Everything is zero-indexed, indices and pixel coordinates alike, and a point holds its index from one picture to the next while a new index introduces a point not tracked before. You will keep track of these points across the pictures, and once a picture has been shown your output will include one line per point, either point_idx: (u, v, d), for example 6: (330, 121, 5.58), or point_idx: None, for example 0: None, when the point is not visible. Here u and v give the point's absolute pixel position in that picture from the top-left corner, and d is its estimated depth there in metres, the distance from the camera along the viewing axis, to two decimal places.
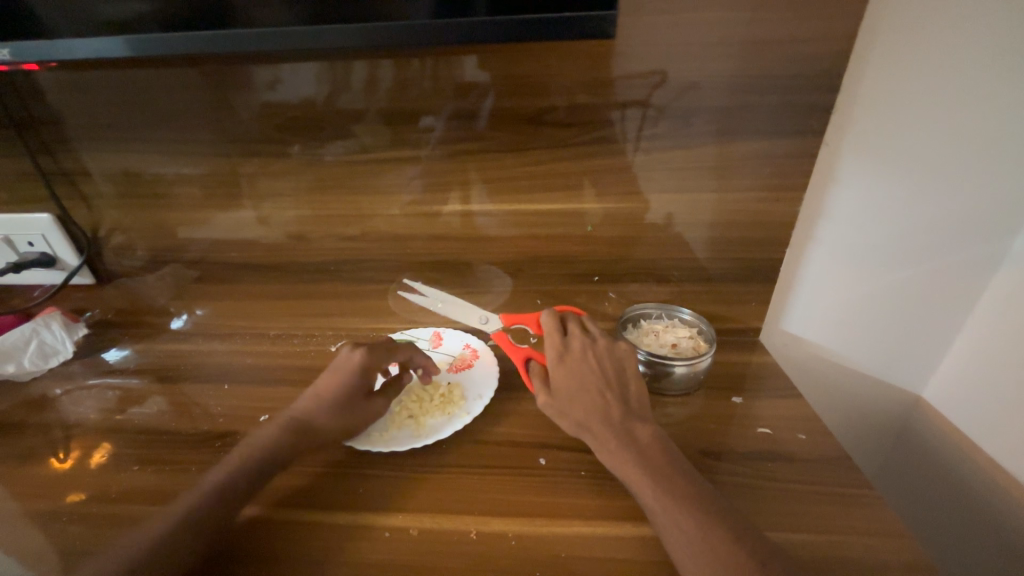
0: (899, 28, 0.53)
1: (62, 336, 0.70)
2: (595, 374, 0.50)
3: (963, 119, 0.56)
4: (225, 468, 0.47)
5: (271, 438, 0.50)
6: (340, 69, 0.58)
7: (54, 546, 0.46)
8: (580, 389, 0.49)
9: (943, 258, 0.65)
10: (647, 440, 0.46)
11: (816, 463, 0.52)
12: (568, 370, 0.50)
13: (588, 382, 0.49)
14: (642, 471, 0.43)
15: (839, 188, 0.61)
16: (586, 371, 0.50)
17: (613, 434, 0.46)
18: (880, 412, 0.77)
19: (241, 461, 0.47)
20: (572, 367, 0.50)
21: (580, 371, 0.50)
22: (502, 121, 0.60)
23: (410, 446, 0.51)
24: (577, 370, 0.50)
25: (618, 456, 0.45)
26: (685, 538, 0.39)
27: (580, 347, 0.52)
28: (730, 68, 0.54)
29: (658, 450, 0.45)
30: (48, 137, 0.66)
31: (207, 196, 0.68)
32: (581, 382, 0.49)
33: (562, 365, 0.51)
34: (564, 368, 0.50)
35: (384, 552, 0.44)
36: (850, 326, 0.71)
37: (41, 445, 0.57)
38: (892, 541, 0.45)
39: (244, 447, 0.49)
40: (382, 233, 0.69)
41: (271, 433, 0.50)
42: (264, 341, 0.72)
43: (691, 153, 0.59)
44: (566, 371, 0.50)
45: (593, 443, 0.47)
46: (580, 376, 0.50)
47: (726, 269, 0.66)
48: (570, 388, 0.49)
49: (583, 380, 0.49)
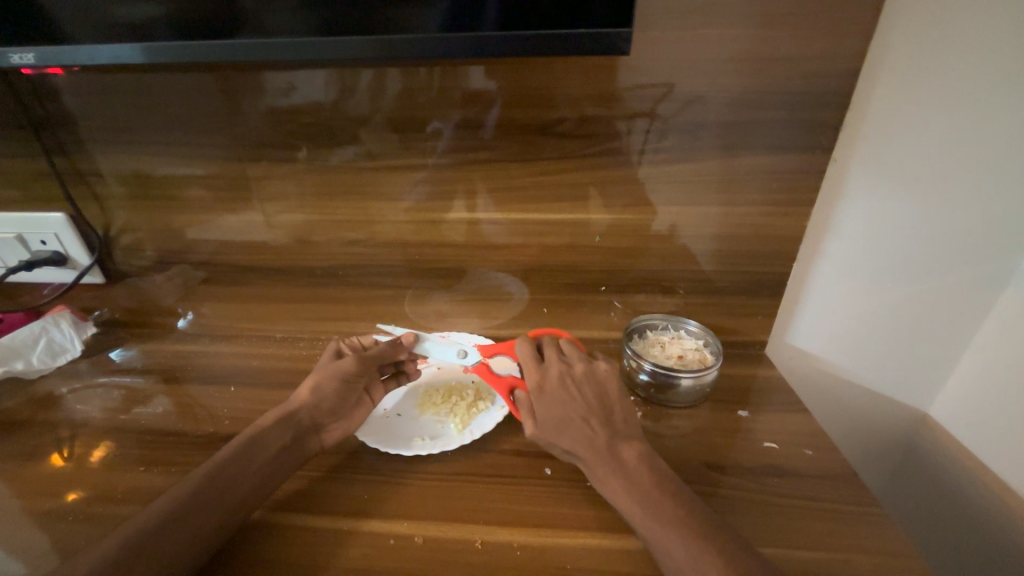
0: (907, 47, 0.53)
1: (71, 334, 0.71)
2: (575, 401, 0.49)
3: (970, 138, 0.57)
4: (222, 467, 0.46)
5: (273, 429, 0.51)
6: (352, 75, 0.59)
7: (56, 545, 0.46)
8: (563, 417, 0.48)
9: (950, 277, 0.65)
10: (633, 463, 0.45)
11: (821, 479, 0.52)
12: (547, 398, 0.50)
13: (569, 410, 0.48)
14: (631, 496, 0.43)
15: (847, 204, 0.61)
16: (566, 399, 0.49)
17: (601, 460, 0.46)
18: (886, 429, 0.77)
19: (239, 457, 0.47)
20: (553, 397, 0.50)
21: (560, 399, 0.49)
22: (510, 131, 0.60)
23: (459, 444, 0.54)
24: (558, 400, 0.49)
25: (608, 482, 0.45)
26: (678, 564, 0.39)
27: (558, 375, 0.51)
28: (738, 83, 0.55)
29: (646, 473, 0.44)
30: (63, 137, 0.67)
31: (218, 199, 0.69)
32: (563, 410, 0.48)
33: (542, 397, 0.50)
34: (545, 398, 0.50)
35: (388, 558, 0.44)
36: (855, 342, 0.71)
37: (46, 443, 0.58)
38: (899, 560, 0.44)
39: (243, 440, 0.49)
40: (389, 239, 0.69)
41: (282, 427, 0.51)
42: (268, 344, 0.73)
43: (698, 166, 0.60)
44: (545, 403, 0.49)
45: (585, 468, 0.47)
46: (561, 405, 0.49)
47: (731, 282, 0.66)
48: (553, 418, 0.48)
49: (564, 407, 0.49)
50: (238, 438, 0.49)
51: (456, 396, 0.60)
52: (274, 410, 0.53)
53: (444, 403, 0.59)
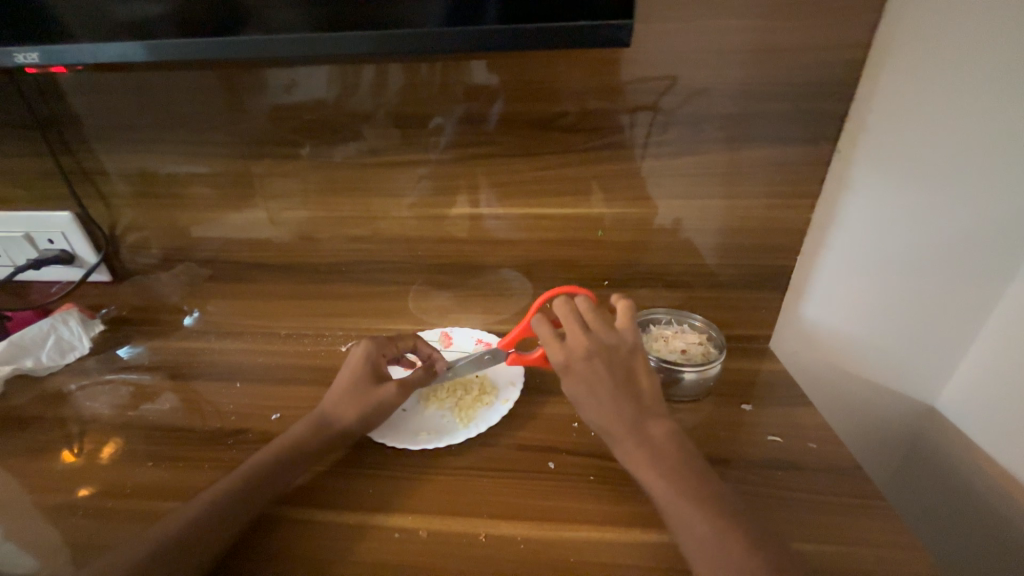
0: (912, 37, 0.52)
1: (79, 332, 0.72)
2: (603, 381, 0.47)
3: (976, 128, 0.56)
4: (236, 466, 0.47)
5: None
6: (353, 70, 0.59)
7: (66, 539, 0.47)
8: (592, 397, 0.47)
9: (957, 269, 0.64)
10: (660, 439, 0.45)
11: (824, 472, 0.52)
12: (575, 379, 0.48)
13: (598, 391, 0.47)
14: (658, 470, 0.44)
15: (851, 196, 0.61)
16: (594, 380, 0.47)
17: (631, 433, 0.46)
18: (891, 425, 0.77)
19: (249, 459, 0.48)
20: (580, 377, 0.48)
21: (588, 379, 0.48)
22: (511, 125, 0.60)
23: (466, 437, 0.54)
24: (586, 380, 0.48)
25: (634, 455, 0.45)
26: (697, 543, 0.40)
27: (584, 354, 0.48)
28: (740, 75, 0.54)
29: (673, 449, 0.45)
30: (68, 136, 0.67)
31: (222, 196, 0.69)
32: (592, 390, 0.47)
33: (570, 376, 0.48)
34: (572, 378, 0.48)
35: (392, 553, 0.44)
36: (861, 334, 0.70)
37: (55, 439, 0.59)
38: (902, 553, 0.44)
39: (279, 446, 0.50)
40: (392, 235, 0.70)
41: (300, 430, 0.52)
42: (274, 341, 0.74)
43: (701, 159, 0.59)
44: (572, 382, 0.48)
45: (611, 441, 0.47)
46: (590, 386, 0.47)
47: (736, 276, 0.66)
48: (584, 397, 0.48)
49: (594, 388, 0.47)
50: (276, 444, 0.51)
51: (461, 391, 0.60)
52: (308, 415, 0.54)
53: (449, 399, 0.59)
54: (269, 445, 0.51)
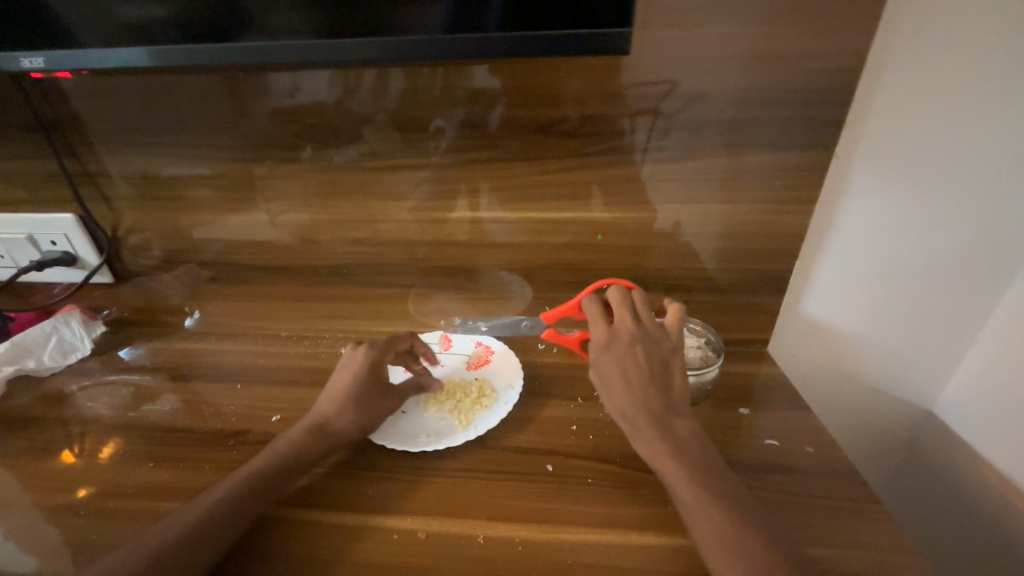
0: (910, 43, 0.53)
1: (81, 333, 0.72)
2: (638, 367, 0.48)
3: (974, 134, 0.56)
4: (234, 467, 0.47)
5: None
6: (355, 74, 0.59)
7: (67, 539, 0.47)
8: (623, 379, 0.48)
9: (956, 273, 0.64)
10: (684, 434, 0.46)
11: (821, 475, 0.52)
12: (612, 359, 0.49)
13: (630, 375, 0.48)
14: (676, 466, 0.44)
15: (850, 200, 0.61)
16: (630, 364, 0.49)
17: (654, 425, 0.46)
18: (889, 430, 0.77)
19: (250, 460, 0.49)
20: (617, 357, 0.49)
21: (624, 362, 0.49)
22: (512, 129, 0.61)
23: (464, 438, 0.54)
24: (623, 363, 0.49)
25: (654, 448, 0.46)
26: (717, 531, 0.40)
27: (627, 338, 0.50)
28: (739, 81, 0.55)
29: (695, 444, 0.46)
30: (73, 138, 0.68)
31: (224, 199, 0.70)
32: (625, 373, 0.49)
33: (608, 355, 0.50)
34: (609, 357, 0.50)
35: (391, 555, 0.45)
36: (859, 338, 0.70)
37: (57, 440, 0.59)
38: (899, 556, 0.44)
39: (277, 449, 0.51)
40: (393, 237, 0.70)
41: (300, 432, 0.52)
42: (275, 342, 0.75)
43: (700, 164, 0.60)
44: (608, 361, 0.50)
45: (632, 430, 0.48)
46: (624, 368, 0.49)
47: (735, 280, 0.67)
48: (614, 378, 0.49)
49: (626, 372, 0.49)
50: (275, 444, 0.51)
51: (460, 393, 0.60)
52: (304, 418, 0.54)
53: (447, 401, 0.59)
54: (269, 448, 0.51)
